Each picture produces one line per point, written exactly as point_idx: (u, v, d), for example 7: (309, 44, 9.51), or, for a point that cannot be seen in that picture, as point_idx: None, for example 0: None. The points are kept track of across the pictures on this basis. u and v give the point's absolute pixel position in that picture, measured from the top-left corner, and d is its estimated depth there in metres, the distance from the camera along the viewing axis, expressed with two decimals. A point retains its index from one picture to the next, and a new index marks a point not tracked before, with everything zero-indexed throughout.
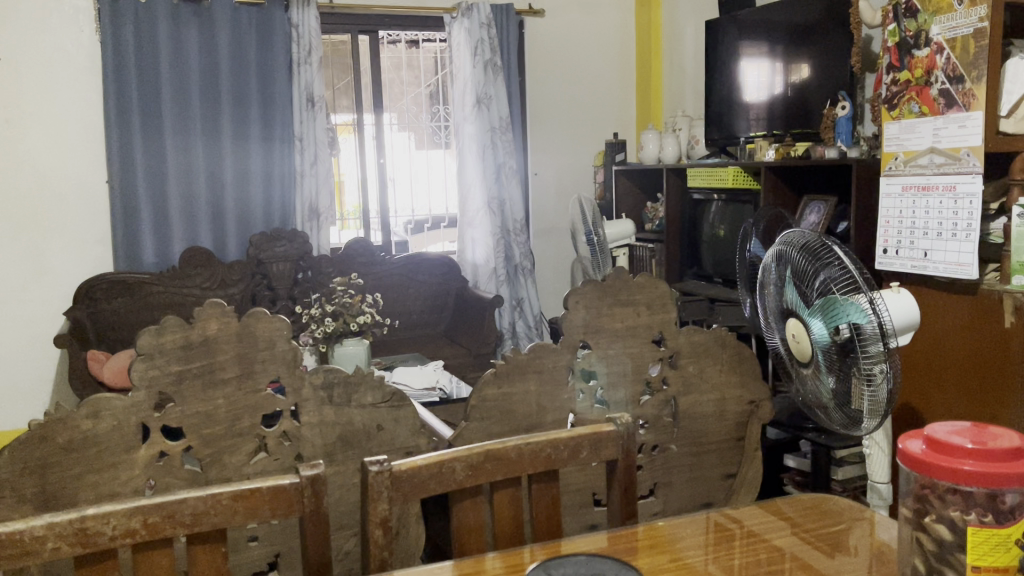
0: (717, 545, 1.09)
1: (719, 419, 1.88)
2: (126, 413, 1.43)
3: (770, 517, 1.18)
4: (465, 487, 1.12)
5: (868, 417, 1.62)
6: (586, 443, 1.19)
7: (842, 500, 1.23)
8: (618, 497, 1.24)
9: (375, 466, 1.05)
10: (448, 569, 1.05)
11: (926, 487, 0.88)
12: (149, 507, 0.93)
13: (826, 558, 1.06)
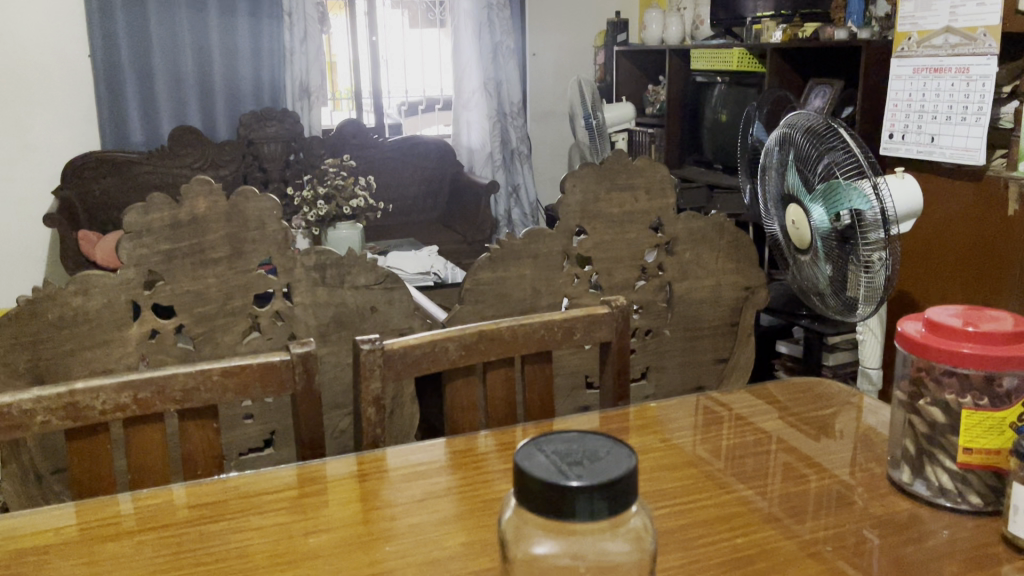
0: (707, 427, 1.10)
1: (714, 305, 1.88)
2: (116, 290, 1.41)
3: (761, 400, 1.19)
4: (458, 366, 1.11)
5: (864, 304, 1.61)
6: (581, 325, 1.18)
7: (834, 383, 1.23)
8: (611, 379, 1.24)
9: (367, 344, 1.04)
10: (440, 447, 1.05)
11: (922, 370, 0.88)
12: (138, 382, 0.93)
13: (816, 440, 1.06)
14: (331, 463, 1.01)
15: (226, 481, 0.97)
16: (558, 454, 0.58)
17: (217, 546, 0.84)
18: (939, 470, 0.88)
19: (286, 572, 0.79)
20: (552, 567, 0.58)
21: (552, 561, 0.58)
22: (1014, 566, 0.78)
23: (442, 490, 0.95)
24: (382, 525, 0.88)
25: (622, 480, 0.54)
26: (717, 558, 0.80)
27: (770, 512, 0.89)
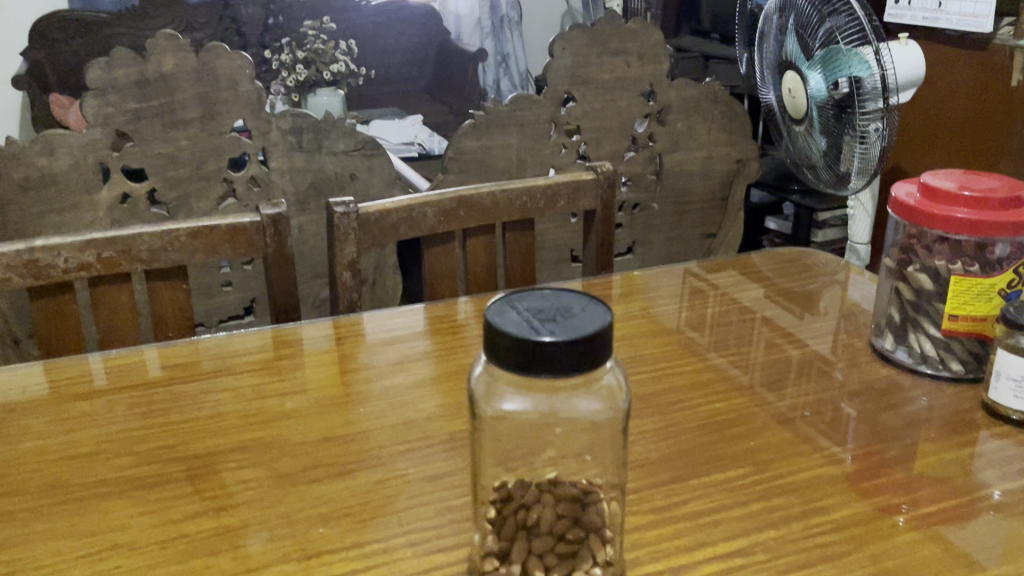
0: (691, 297, 1.08)
1: (703, 178, 1.84)
2: (82, 151, 1.36)
3: (747, 271, 1.17)
4: (436, 233, 1.08)
5: (858, 176, 1.58)
6: (565, 192, 1.14)
7: (822, 254, 1.21)
8: (594, 248, 1.21)
9: (341, 208, 1.00)
10: (419, 314, 1.03)
11: (913, 237, 0.86)
12: (102, 241, 0.89)
13: (800, 309, 1.05)
14: (306, 327, 0.99)
15: (198, 343, 0.95)
16: (531, 311, 0.55)
17: (189, 407, 0.82)
18: (923, 338, 0.86)
19: (259, 432, 0.78)
20: (519, 421, 0.57)
21: (518, 416, 0.57)
22: (989, 432, 0.78)
23: (418, 355, 0.94)
24: (358, 388, 0.87)
25: (595, 337, 0.52)
26: (694, 422, 0.80)
27: (748, 380, 0.88)
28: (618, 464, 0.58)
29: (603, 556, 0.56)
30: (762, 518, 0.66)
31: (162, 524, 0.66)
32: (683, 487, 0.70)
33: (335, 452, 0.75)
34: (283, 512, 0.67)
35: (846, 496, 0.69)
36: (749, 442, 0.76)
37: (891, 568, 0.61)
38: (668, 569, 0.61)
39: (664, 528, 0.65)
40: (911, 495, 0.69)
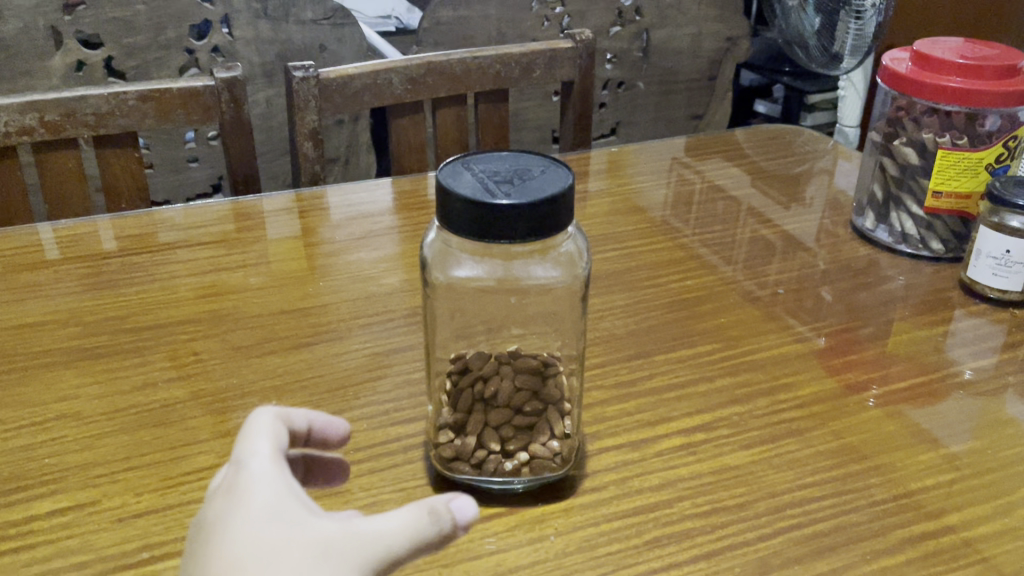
0: (670, 175, 1.04)
1: (691, 56, 1.77)
2: (32, 14, 1.27)
3: (728, 148, 1.13)
4: (403, 102, 1.02)
5: (851, 56, 1.51)
6: (541, 62, 1.08)
7: (808, 132, 1.17)
8: (572, 123, 1.16)
9: (300, 73, 0.94)
10: (386, 187, 0.99)
11: (902, 109, 0.82)
12: (45, 103, 0.84)
13: (780, 189, 1.01)
14: (266, 200, 0.95)
15: (153, 215, 0.91)
16: (487, 173, 0.51)
17: (143, 280, 0.79)
18: (904, 217, 0.84)
19: (213, 305, 0.75)
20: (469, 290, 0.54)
21: (470, 285, 0.54)
22: (965, 311, 0.76)
23: (384, 230, 0.90)
24: (320, 261, 0.83)
25: (554, 201, 0.47)
26: (663, 299, 0.77)
27: (723, 258, 0.85)
28: (576, 337, 0.56)
29: (562, 430, 0.55)
30: (727, 394, 0.64)
31: (111, 394, 0.63)
32: (650, 363, 0.68)
33: (293, 325, 0.73)
34: (237, 384, 0.65)
35: (816, 373, 0.67)
36: (720, 320, 0.74)
37: (856, 443, 0.60)
38: (629, 442, 0.59)
39: (627, 403, 0.63)
40: (881, 372, 0.68)
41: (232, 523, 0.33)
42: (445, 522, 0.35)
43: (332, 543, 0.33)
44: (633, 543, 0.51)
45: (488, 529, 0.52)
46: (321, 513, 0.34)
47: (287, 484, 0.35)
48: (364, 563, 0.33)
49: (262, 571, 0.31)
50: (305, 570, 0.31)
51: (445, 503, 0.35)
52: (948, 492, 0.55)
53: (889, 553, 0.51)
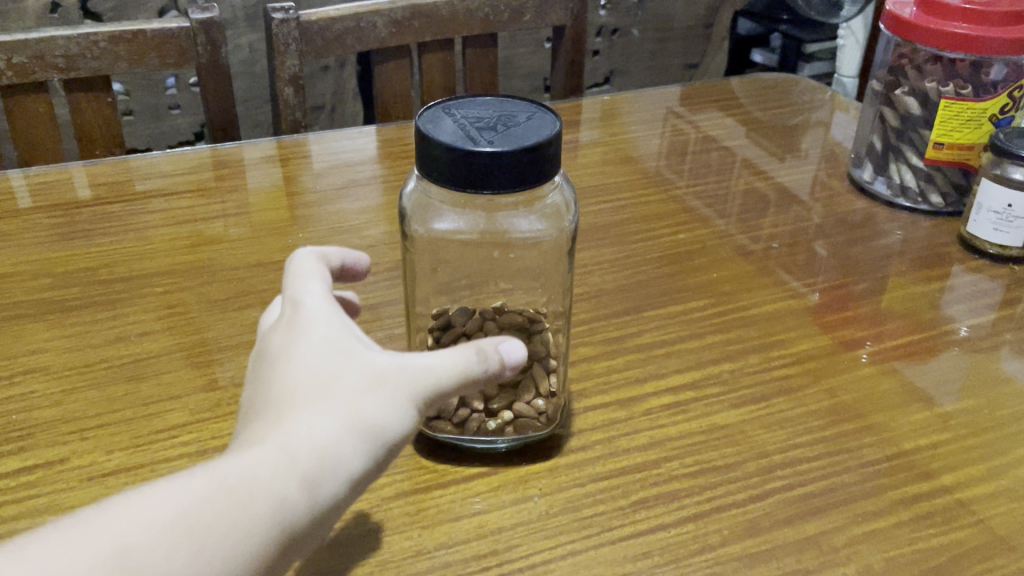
0: (664, 124, 1.01)
1: (687, 2, 1.72)
2: None
3: (723, 97, 1.10)
4: (388, 46, 0.99)
5: (851, 3, 1.46)
6: (531, 6, 1.04)
7: (806, 81, 1.13)
8: (563, 70, 1.12)
9: (279, 14, 0.91)
10: (370, 136, 0.95)
11: (905, 57, 0.79)
12: (12, 45, 0.80)
13: (775, 140, 0.99)
14: (247, 147, 0.92)
15: (129, 162, 0.88)
16: (469, 119, 0.48)
17: (117, 229, 0.76)
18: (903, 168, 0.81)
19: (190, 257, 0.73)
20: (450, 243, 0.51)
21: (453, 238, 0.51)
22: (963, 266, 0.74)
23: (367, 179, 0.87)
24: (301, 211, 0.81)
25: (539, 148, 0.45)
26: (654, 253, 0.75)
27: (716, 211, 0.83)
28: (561, 294, 0.54)
29: (547, 388, 0.53)
30: (718, 351, 0.63)
31: (82, 348, 0.61)
32: (639, 319, 0.66)
33: (271, 277, 0.70)
34: (213, 338, 0.63)
35: (809, 329, 0.65)
36: (712, 274, 0.72)
37: (849, 401, 0.58)
38: (617, 400, 0.58)
39: (616, 359, 0.62)
40: (876, 329, 0.66)
41: (297, 350, 0.39)
42: (492, 361, 0.42)
43: (385, 375, 0.38)
44: (619, 504, 0.50)
45: (471, 489, 0.51)
46: (373, 347, 0.40)
47: (343, 319, 0.41)
48: (412, 393, 0.39)
49: (323, 396, 0.37)
50: (363, 398, 0.37)
51: (491, 347, 0.42)
52: (942, 452, 0.54)
53: (880, 514, 0.49)
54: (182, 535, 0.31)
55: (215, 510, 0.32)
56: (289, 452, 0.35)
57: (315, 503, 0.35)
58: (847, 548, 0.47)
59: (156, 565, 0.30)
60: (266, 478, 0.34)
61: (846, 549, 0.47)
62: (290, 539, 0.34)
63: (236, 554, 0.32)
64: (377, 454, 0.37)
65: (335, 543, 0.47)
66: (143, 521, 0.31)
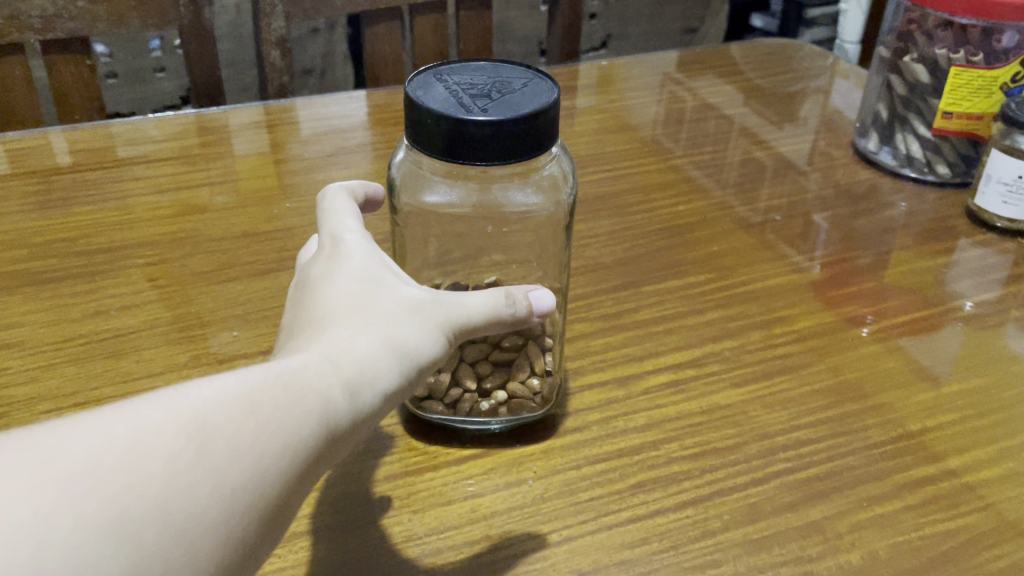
0: (662, 91, 0.98)
1: None
2: None
3: (723, 63, 1.07)
4: (378, 8, 0.95)
5: None
6: None
7: (808, 48, 1.10)
8: (559, 34, 1.09)
9: None
10: (360, 101, 0.92)
11: (914, 23, 0.76)
12: None
13: (776, 108, 0.96)
14: (232, 113, 0.89)
15: (110, 128, 0.85)
16: (462, 86, 0.45)
17: (97, 197, 0.74)
18: (910, 138, 0.79)
19: (172, 226, 0.70)
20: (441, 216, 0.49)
21: (444, 212, 0.49)
22: (970, 240, 0.72)
23: (356, 146, 0.84)
24: (287, 179, 0.78)
25: (535, 117, 0.42)
26: (652, 224, 0.73)
27: (716, 182, 0.80)
28: (558, 263, 0.51)
29: (542, 367, 0.51)
30: (719, 327, 0.61)
31: (60, 322, 0.59)
32: (638, 294, 0.64)
33: (255, 249, 0.68)
34: (197, 312, 0.61)
35: (812, 305, 0.63)
36: (713, 247, 0.70)
37: (853, 380, 0.56)
38: (615, 379, 0.56)
39: (614, 335, 0.60)
40: (881, 305, 0.64)
41: (337, 276, 0.39)
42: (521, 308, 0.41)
43: (421, 305, 0.38)
44: (617, 488, 0.48)
45: (464, 472, 0.49)
46: (408, 280, 0.40)
47: (379, 255, 0.41)
48: (447, 321, 0.39)
49: (363, 314, 0.37)
50: (401, 321, 0.37)
51: (521, 291, 0.41)
52: (949, 433, 0.52)
53: (886, 499, 0.48)
54: (241, 416, 0.31)
55: (270, 398, 0.32)
56: (334, 359, 0.35)
57: (356, 414, 0.35)
58: (852, 533, 0.46)
59: (224, 441, 0.30)
60: (314, 379, 0.34)
61: (851, 535, 0.46)
62: (334, 443, 0.34)
63: (290, 442, 0.32)
64: (414, 376, 0.37)
65: (323, 528, 0.45)
66: (205, 401, 0.31)
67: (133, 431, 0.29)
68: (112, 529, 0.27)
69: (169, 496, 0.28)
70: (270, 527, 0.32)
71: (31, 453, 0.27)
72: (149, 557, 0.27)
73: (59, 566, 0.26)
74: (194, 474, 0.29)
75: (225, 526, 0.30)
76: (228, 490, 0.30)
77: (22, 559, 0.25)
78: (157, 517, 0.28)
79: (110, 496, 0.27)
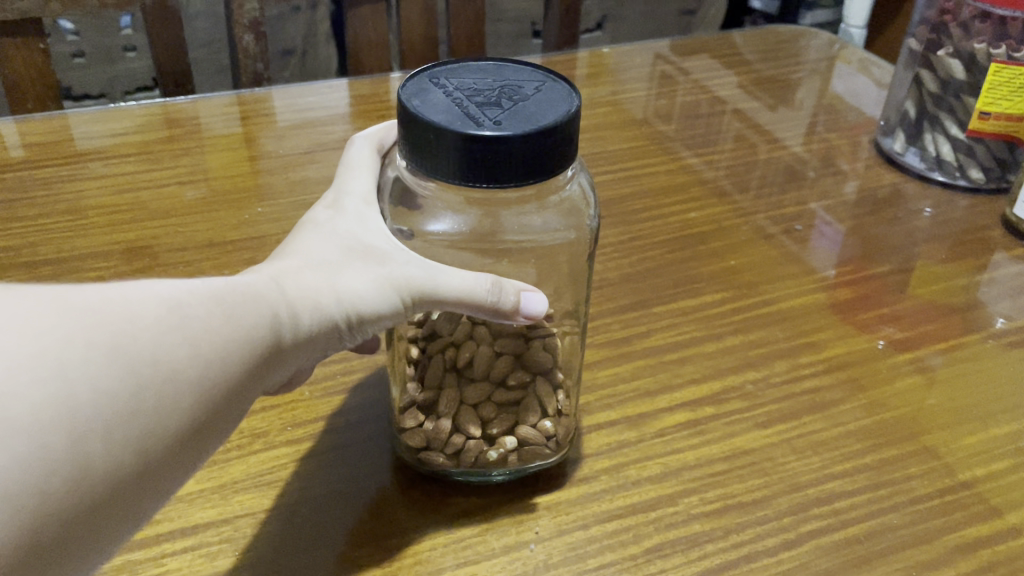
0: (667, 81, 0.92)
1: None
2: None
3: (729, 51, 1.00)
4: None
5: None
6: None
7: (823, 35, 1.03)
8: (557, 18, 1.02)
9: None
10: (341, 90, 0.85)
11: (948, 13, 0.70)
12: None
13: (790, 99, 0.90)
14: (200, 102, 0.81)
15: (67, 117, 0.77)
16: (464, 92, 0.39)
17: (50, 198, 0.67)
18: (940, 139, 0.72)
19: (131, 233, 0.64)
20: (445, 257, 0.41)
21: (444, 249, 0.41)
22: (1007, 254, 0.66)
23: (336, 141, 0.77)
24: (260, 179, 0.71)
25: (555, 131, 0.35)
26: (661, 234, 0.67)
27: (728, 184, 0.74)
28: (575, 286, 0.44)
29: (554, 407, 0.44)
30: (739, 356, 0.55)
31: None
32: (647, 315, 0.58)
33: (224, 260, 0.61)
34: None
35: (840, 330, 0.57)
36: (729, 261, 0.64)
37: (891, 420, 0.50)
38: (625, 419, 0.50)
39: (622, 366, 0.54)
40: (915, 329, 0.58)
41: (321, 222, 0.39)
42: (507, 302, 0.38)
43: (388, 256, 0.38)
44: (630, 554, 0.42)
45: (453, 533, 0.43)
46: (383, 235, 0.39)
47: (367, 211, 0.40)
48: (409, 283, 0.37)
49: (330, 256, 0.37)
50: (361, 270, 0.37)
51: (511, 284, 0.38)
52: (1001, 485, 0.47)
53: (936, 567, 0.42)
54: (217, 304, 0.32)
55: (237, 294, 0.32)
56: (285, 282, 0.35)
57: (302, 337, 0.34)
58: None
59: (203, 319, 0.31)
60: (274, 292, 0.34)
61: None
62: (283, 354, 0.34)
63: (252, 334, 0.32)
64: (356, 326, 0.36)
65: None
66: (186, 286, 0.31)
67: (126, 294, 0.30)
68: (110, 360, 0.28)
69: (161, 349, 0.29)
70: (231, 410, 0.32)
71: (42, 291, 0.29)
72: (144, 393, 0.28)
73: (77, 375, 0.27)
74: (182, 335, 0.30)
75: (205, 386, 0.30)
76: (209, 356, 0.30)
77: (48, 363, 0.26)
78: (150, 361, 0.29)
79: (117, 332, 0.28)
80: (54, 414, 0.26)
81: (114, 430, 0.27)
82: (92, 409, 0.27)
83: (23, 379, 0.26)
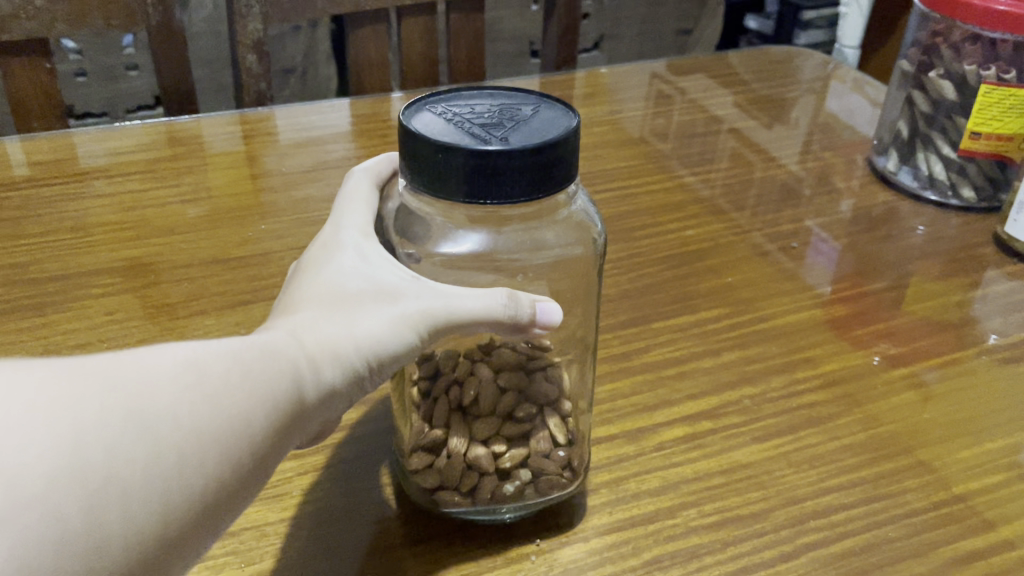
0: (664, 101, 0.93)
1: None
2: None
3: (725, 71, 1.01)
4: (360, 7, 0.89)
5: None
6: None
7: (816, 55, 1.04)
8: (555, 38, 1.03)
9: None
10: (342, 109, 0.86)
11: (939, 35, 0.72)
12: None
13: (785, 119, 0.91)
14: (204, 121, 0.82)
15: (72, 135, 0.78)
16: (467, 114, 0.40)
17: (56, 215, 0.67)
18: (932, 158, 0.74)
19: (137, 250, 0.64)
20: (461, 273, 0.42)
21: (451, 265, 0.42)
22: (1000, 271, 0.67)
23: (338, 159, 0.78)
24: (263, 196, 0.72)
25: (557, 148, 0.36)
26: (658, 251, 0.68)
27: (724, 202, 0.75)
28: (581, 304, 0.45)
29: (564, 437, 0.44)
30: (737, 372, 0.55)
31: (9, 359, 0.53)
32: (645, 331, 0.59)
33: (228, 277, 0.62)
34: None
35: (836, 345, 0.58)
36: (726, 278, 0.65)
37: (887, 435, 0.51)
38: (624, 433, 0.51)
39: (621, 382, 0.54)
40: (910, 345, 0.59)
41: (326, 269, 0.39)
42: (525, 313, 0.39)
43: (400, 296, 0.38)
44: (631, 566, 0.43)
45: (456, 548, 0.43)
46: (391, 271, 0.40)
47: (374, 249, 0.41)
48: (423, 319, 0.38)
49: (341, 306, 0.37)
50: (374, 315, 0.37)
51: (526, 296, 0.39)
52: (996, 497, 0.47)
53: None
54: (233, 361, 0.32)
55: (253, 351, 0.33)
56: (301, 337, 0.35)
57: (321, 386, 0.35)
58: None
59: (218, 375, 0.31)
60: (288, 346, 0.34)
61: None
62: (306, 407, 0.34)
63: (270, 389, 0.32)
64: (374, 369, 0.37)
65: None
66: (201, 346, 0.32)
67: (141, 358, 0.30)
68: (125, 424, 0.28)
69: (178, 408, 0.29)
70: (261, 464, 0.32)
71: (56, 361, 0.29)
72: (163, 456, 0.28)
73: (92, 442, 0.27)
74: (199, 393, 0.30)
75: (228, 440, 0.30)
76: (229, 411, 0.30)
77: (63, 431, 0.26)
78: (167, 420, 0.29)
79: (130, 396, 0.28)
80: (69, 483, 0.26)
81: (133, 495, 0.27)
82: (108, 474, 0.27)
83: (35, 451, 0.26)
